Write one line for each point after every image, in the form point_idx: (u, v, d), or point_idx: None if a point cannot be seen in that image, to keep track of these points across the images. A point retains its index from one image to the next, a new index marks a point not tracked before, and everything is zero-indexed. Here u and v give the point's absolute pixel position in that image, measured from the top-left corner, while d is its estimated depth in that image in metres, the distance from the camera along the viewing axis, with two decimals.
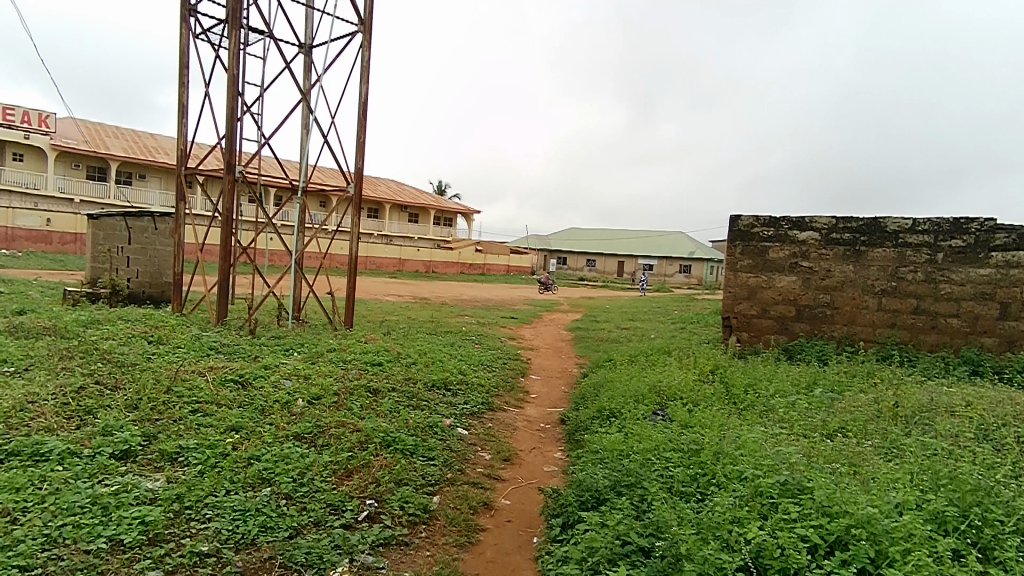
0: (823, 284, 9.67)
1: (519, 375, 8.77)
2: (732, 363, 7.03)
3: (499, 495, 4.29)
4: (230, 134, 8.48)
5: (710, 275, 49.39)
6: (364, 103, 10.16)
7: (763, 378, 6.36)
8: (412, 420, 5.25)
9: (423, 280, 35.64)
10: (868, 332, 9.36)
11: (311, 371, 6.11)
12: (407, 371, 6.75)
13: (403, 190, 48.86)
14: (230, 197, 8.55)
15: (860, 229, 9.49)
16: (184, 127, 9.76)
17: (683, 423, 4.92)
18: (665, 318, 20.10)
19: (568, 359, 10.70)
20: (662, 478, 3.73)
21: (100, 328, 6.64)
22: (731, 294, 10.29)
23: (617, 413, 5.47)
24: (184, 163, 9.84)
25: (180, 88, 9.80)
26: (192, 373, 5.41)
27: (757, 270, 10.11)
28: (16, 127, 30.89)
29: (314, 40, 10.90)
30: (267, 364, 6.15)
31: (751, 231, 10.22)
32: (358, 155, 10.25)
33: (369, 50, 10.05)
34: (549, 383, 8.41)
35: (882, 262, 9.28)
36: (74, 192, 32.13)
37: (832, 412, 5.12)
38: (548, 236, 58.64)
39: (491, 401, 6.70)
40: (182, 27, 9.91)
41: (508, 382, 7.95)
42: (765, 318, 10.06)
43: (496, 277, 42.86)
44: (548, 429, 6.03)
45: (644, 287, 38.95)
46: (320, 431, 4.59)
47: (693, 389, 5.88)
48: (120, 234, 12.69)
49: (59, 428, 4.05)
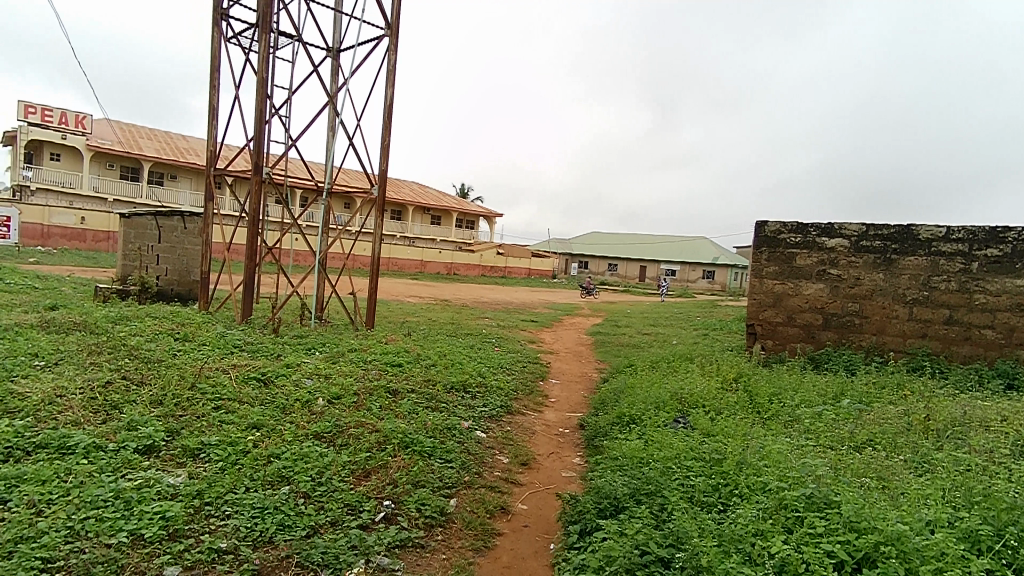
0: (852, 292, 9.45)
1: (539, 379, 8.74)
2: (755, 371, 6.90)
3: (516, 499, 4.26)
4: (258, 136, 8.60)
5: (734, 282, 48.75)
6: (390, 106, 10.23)
7: (788, 387, 6.22)
8: (431, 422, 5.25)
9: (445, 282, 35.83)
10: (898, 342, 9.12)
11: (332, 371, 6.16)
12: (426, 373, 6.77)
13: (426, 193, 49.20)
14: (257, 198, 8.66)
15: (891, 237, 9.25)
16: (214, 128, 9.94)
17: (705, 431, 4.83)
18: (688, 324, 19.89)
19: (588, 363, 10.63)
20: (683, 488, 3.66)
21: (128, 324, 6.78)
22: (755, 301, 10.12)
23: (638, 420, 5.40)
24: (213, 164, 10.02)
25: (211, 91, 9.99)
26: (216, 370, 5.49)
27: (784, 277, 9.93)
28: (54, 128, 31.87)
29: (342, 43, 11.03)
30: (288, 363, 6.21)
31: (778, 237, 10.03)
32: (383, 158, 10.32)
33: (395, 54, 10.12)
34: (568, 387, 8.37)
35: (913, 271, 9.04)
36: (108, 191, 33.03)
37: (860, 424, 4.98)
38: (571, 240, 58.47)
39: (510, 405, 6.68)
40: (214, 31, 10.10)
41: (528, 386, 7.93)
42: (790, 326, 9.88)
43: (517, 280, 42.88)
44: (567, 434, 5.98)
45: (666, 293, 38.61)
46: (339, 430, 4.61)
47: (715, 396, 5.78)
48: (151, 232, 13.00)
49: (86, 422, 4.13)
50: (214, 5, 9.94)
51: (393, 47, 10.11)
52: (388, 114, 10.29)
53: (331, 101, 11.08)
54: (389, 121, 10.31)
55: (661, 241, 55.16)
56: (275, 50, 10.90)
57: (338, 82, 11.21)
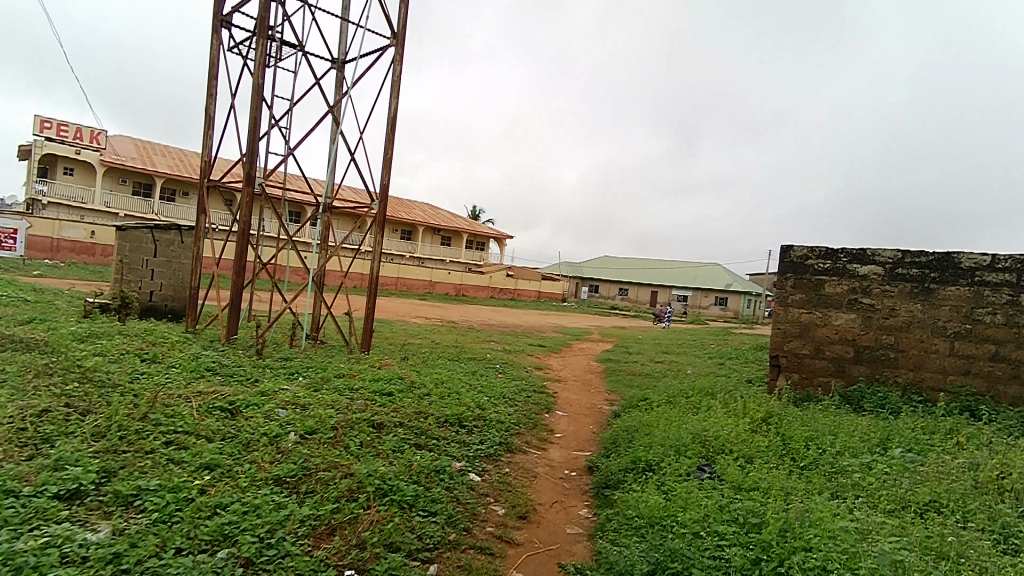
0: (887, 323, 8.71)
1: (544, 410, 8.02)
2: (786, 410, 6.15)
3: (509, 566, 3.55)
4: (252, 145, 8.05)
5: (747, 309, 47.79)
6: (393, 118, 9.66)
7: (826, 431, 5.48)
8: (417, 463, 4.56)
9: (452, 303, 35.31)
10: (938, 380, 8.33)
11: (311, 400, 5.49)
12: (418, 404, 6.07)
13: (437, 213, 48.97)
14: (247, 210, 8.07)
15: (930, 264, 8.52)
16: (209, 138, 9.41)
17: (736, 484, 4.12)
18: (702, 352, 19.10)
19: (597, 393, 9.89)
20: (715, 565, 2.95)
21: (94, 342, 6.19)
22: (781, 331, 9.40)
23: (656, 468, 4.68)
24: (207, 175, 9.49)
25: (207, 99, 9.52)
26: (176, 398, 4.84)
27: (812, 306, 9.21)
28: (69, 142, 31.95)
29: (346, 55, 10.58)
30: (264, 390, 5.56)
31: (805, 262, 9.34)
32: (385, 172, 9.72)
33: (400, 64, 9.60)
34: (575, 421, 7.64)
35: (955, 302, 8.30)
36: (119, 207, 33.01)
37: (920, 480, 4.23)
38: (581, 264, 57.89)
39: (510, 442, 5.97)
40: (213, 39, 9.68)
41: (531, 419, 7.21)
42: (818, 359, 9.13)
43: (526, 303, 42.25)
44: (573, 479, 5.28)
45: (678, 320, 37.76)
46: (306, 474, 3.94)
47: (745, 440, 5.06)
48: (147, 246, 12.55)
49: (4, 460, 3.51)
50: (214, 11, 9.53)
51: (398, 57, 9.58)
52: (391, 127, 9.71)
53: (333, 113, 10.59)
54: (392, 135, 9.71)
55: (673, 267, 54.36)
56: (277, 60, 10.48)
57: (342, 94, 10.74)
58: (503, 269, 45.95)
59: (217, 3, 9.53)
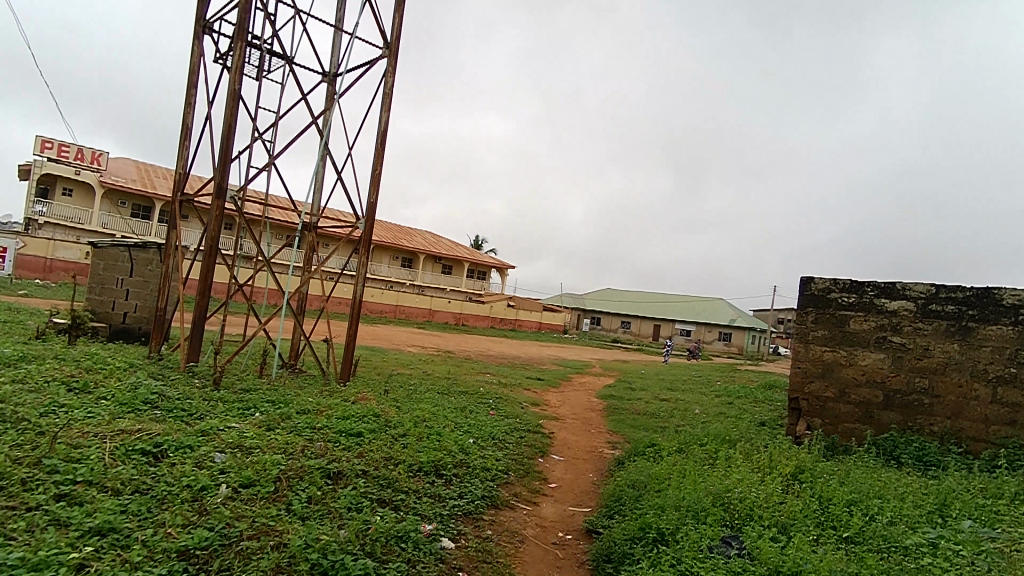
0: (919, 365, 7.86)
1: (538, 454, 7.13)
2: (819, 465, 5.27)
3: None
4: (225, 155, 7.35)
5: (751, 345, 46.77)
6: (382, 132, 8.79)
7: (870, 494, 4.60)
8: (374, 527, 3.70)
9: (451, 332, 34.45)
10: (979, 431, 7.44)
11: (259, 443, 4.65)
12: (390, 447, 5.22)
13: (438, 242, 48.40)
14: (214, 227, 7.32)
15: (967, 300, 7.71)
16: (185, 149, 8.72)
17: (773, 567, 3.26)
18: (708, 390, 18.15)
19: (598, 435, 8.99)
20: None
21: (20, 367, 5.40)
22: (800, 371, 8.58)
23: (668, 540, 3.82)
24: (181, 188, 8.76)
25: (185, 108, 8.88)
26: (89, 440, 4.02)
27: (835, 343, 8.39)
28: (69, 162, 31.56)
29: (339, 68, 9.90)
30: (205, 429, 4.73)
31: (827, 296, 8.55)
32: (372, 190, 8.87)
33: (393, 75, 8.83)
34: (573, 468, 6.73)
35: (997, 343, 7.46)
36: (116, 228, 32.55)
37: (1005, 567, 3.35)
38: (583, 296, 57.12)
39: (495, 494, 5.10)
40: (194, 46, 9.10)
41: (522, 464, 6.32)
42: (843, 403, 8.26)
43: (527, 334, 41.37)
44: (568, 545, 4.40)
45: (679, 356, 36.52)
46: (224, 546, 3.10)
47: (775, 505, 4.20)
48: (123, 264, 11.80)
49: None
50: (198, 17, 8.98)
51: (389, 69, 8.81)
52: (379, 142, 8.82)
53: (322, 128, 9.94)
54: (380, 150, 8.81)
55: (676, 301, 53.53)
56: (264, 71, 9.88)
57: (332, 109, 10.06)
58: (505, 299, 45.18)
59: (201, 8, 8.97)
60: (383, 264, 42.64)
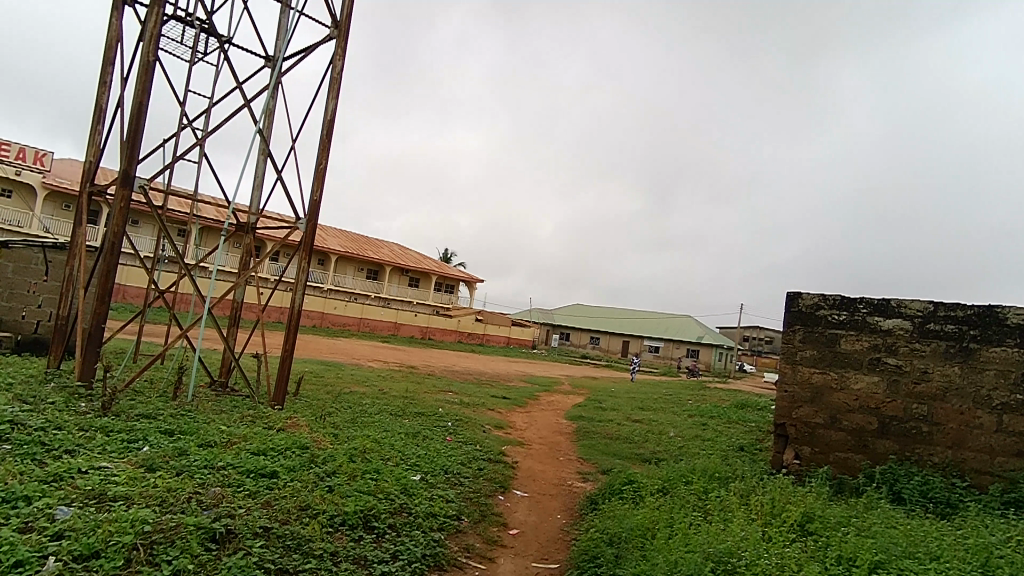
0: (917, 389, 7.19)
1: (497, 489, 6.15)
2: (828, 512, 4.44)
3: None
4: (134, 137, 6.29)
5: (719, 362, 46.59)
6: (329, 122, 7.79)
7: (898, 552, 3.76)
8: None
9: (416, 346, 33.19)
10: (984, 462, 6.76)
11: (129, 492, 3.60)
12: (311, 492, 4.19)
13: (405, 254, 47.11)
14: (118, 220, 6.27)
15: (968, 320, 7.06)
16: (98, 132, 7.59)
17: None
18: (681, 409, 17.42)
19: (567, 464, 8.07)
20: None
21: None
22: (788, 395, 7.82)
23: None
24: (90, 178, 7.60)
25: (100, 88, 7.75)
26: None
27: (825, 365, 7.67)
28: (8, 161, 29.34)
29: (284, 52, 8.88)
30: (61, 475, 3.67)
31: (816, 313, 7.82)
32: (315, 185, 7.82)
33: (341, 59, 7.85)
34: (537, 508, 5.77)
35: (1001, 365, 6.82)
36: (60, 233, 30.51)
37: None
38: (553, 311, 56.45)
39: (441, 549, 4.10)
40: (114, 19, 8.00)
41: (478, 505, 5.33)
42: (835, 430, 7.53)
43: (495, 349, 40.33)
44: None
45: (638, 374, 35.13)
46: None
47: (788, 568, 3.34)
48: (38, 267, 10.47)
49: None
50: None
51: (338, 52, 7.84)
52: (326, 132, 7.80)
53: (265, 120, 8.94)
54: (326, 140, 7.79)
55: (646, 317, 53.21)
56: (199, 52, 8.82)
57: (276, 98, 9.04)
58: (472, 314, 44.12)
59: None
60: (347, 275, 41.15)
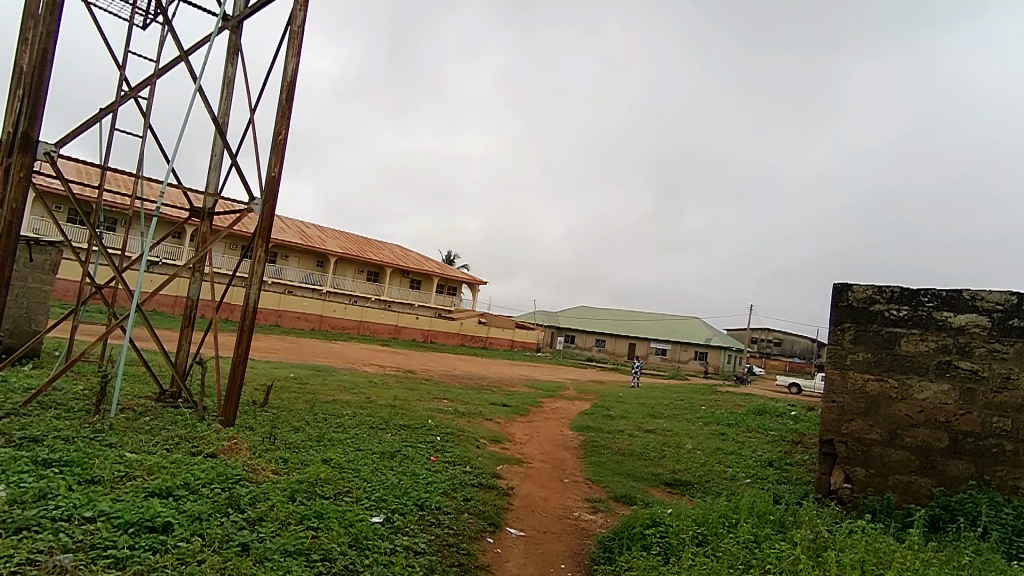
0: (998, 400, 5.89)
1: (484, 527, 4.91)
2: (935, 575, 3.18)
3: None
4: (36, 91, 5.27)
5: (727, 364, 45.22)
6: (288, 83, 6.59)
7: None
8: None
9: (415, 350, 32.01)
10: None
11: None
12: (207, 557, 2.95)
13: (406, 255, 45.99)
14: (19, 195, 5.24)
15: None
16: None
17: None
18: (693, 417, 16.20)
19: (571, 488, 6.85)
20: None
21: None
22: (836, 407, 6.59)
23: None
24: None
25: None
26: None
27: (882, 371, 6.42)
28: None
29: (243, 11, 7.71)
30: None
31: (870, 308, 6.57)
32: (273, 158, 6.60)
33: (301, 8, 6.64)
34: (534, 555, 4.53)
35: None
36: None
37: None
38: (557, 314, 55.28)
39: None
40: None
41: (455, 554, 4.09)
42: (894, 449, 6.26)
43: (498, 352, 39.10)
44: None
45: (638, 378, 30.41)
46: None
47: None
48: None
49: None
50: None
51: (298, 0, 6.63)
52: (285, 96, 6.60)
53: (225, 92, 7.81)
54: (285, 105, 6.57)
55: (652, 319, 51.90)
56: (146, 11, 7.66)
57: (236, 64, 7.88)
58: (476, 316, 42.94)
59: None
60: (346, 277, 39.98)
